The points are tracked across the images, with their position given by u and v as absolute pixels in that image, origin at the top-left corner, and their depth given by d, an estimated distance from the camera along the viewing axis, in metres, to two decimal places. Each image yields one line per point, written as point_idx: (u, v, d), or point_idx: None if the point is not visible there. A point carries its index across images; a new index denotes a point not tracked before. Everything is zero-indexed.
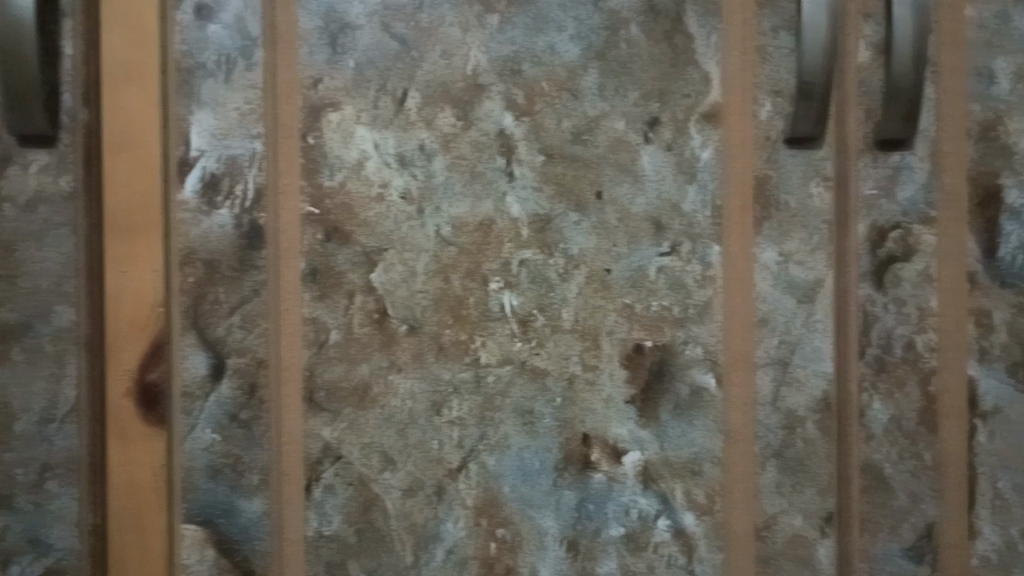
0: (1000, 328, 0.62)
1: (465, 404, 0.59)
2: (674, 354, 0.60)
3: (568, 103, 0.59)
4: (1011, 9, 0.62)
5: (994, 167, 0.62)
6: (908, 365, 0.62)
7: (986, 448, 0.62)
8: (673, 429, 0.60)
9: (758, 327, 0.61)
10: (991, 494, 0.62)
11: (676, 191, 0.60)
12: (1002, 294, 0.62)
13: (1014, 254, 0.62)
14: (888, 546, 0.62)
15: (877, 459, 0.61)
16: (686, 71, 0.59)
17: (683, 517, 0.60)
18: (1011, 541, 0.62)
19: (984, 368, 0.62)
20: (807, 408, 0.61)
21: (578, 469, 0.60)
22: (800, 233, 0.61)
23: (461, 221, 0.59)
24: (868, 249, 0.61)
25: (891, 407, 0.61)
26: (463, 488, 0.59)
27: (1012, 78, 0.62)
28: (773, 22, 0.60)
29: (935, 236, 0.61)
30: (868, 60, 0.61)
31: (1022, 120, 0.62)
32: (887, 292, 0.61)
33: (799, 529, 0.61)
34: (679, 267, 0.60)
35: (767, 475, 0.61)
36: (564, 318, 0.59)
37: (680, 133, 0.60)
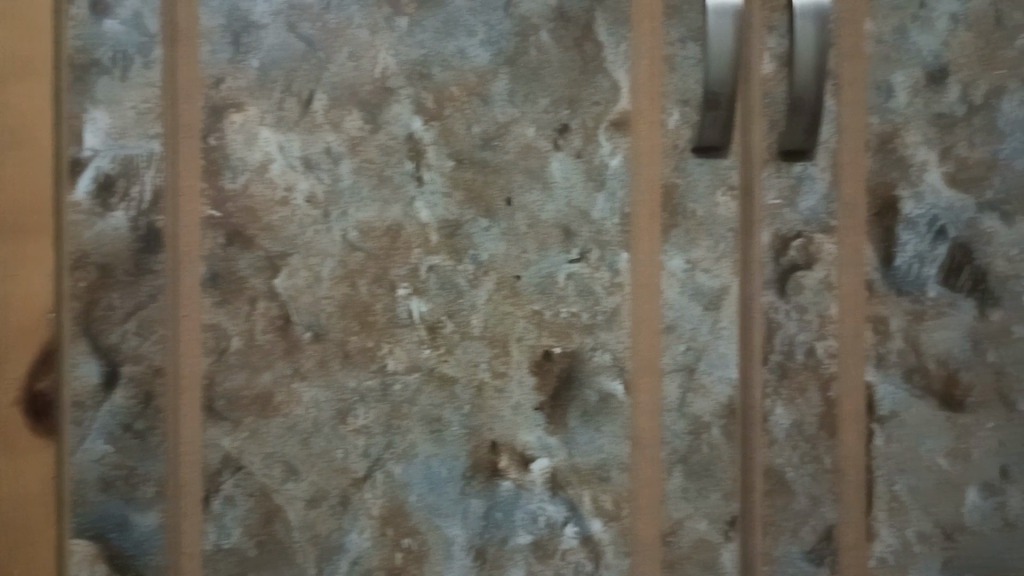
0: (896, 334, 0.64)
1: (371, 412, 0.58)
2: (583, 360, 0.60)
3: (477, 108, 0.59)
4: (908, 24, 0.64)
5: (891, 178, 0.64)
6: (809, 370, 0.64)
7: (883, 451, 0.64)
8: (581, 436, 0.60)
9: (665, 334, 0.61)
10: (888, 496, 0.64)
11: (585, 198, 0.60)
12: (898, 301, 0.64)
13: (909, 263, 0.64)
14: (789, 548, 0.63)
15: (779, 463, 0.63)
16: (596, 79, 0.60)
17: (590, 524, 0.61)
18: (907, 543, 0.64)
19: (880, 374, 0.64)
20: (713, 413, 0.62)
21: (486, 477, 0.59)
22: (705, 241, 0.62)
23: (368, 226, 0.58)
24: (771, 258, 0.63)
25: (793, 412, 0.63)
26: (369, 498, 0.58)
27: (909, 92, 0.64)
28: (680, 33, 0.60)
29: (835, 244, 0.64)
30: (772, 71, 0.62)
31: (918, 133, 0.64)
32: (789, 299, 0.63)
33: (703, 533, 0.62)
34: (588, 273, 0.60)
35: (673, 480, 0.62)
36: (472, 324, 0.59)
37: (590, 141, 0.60)
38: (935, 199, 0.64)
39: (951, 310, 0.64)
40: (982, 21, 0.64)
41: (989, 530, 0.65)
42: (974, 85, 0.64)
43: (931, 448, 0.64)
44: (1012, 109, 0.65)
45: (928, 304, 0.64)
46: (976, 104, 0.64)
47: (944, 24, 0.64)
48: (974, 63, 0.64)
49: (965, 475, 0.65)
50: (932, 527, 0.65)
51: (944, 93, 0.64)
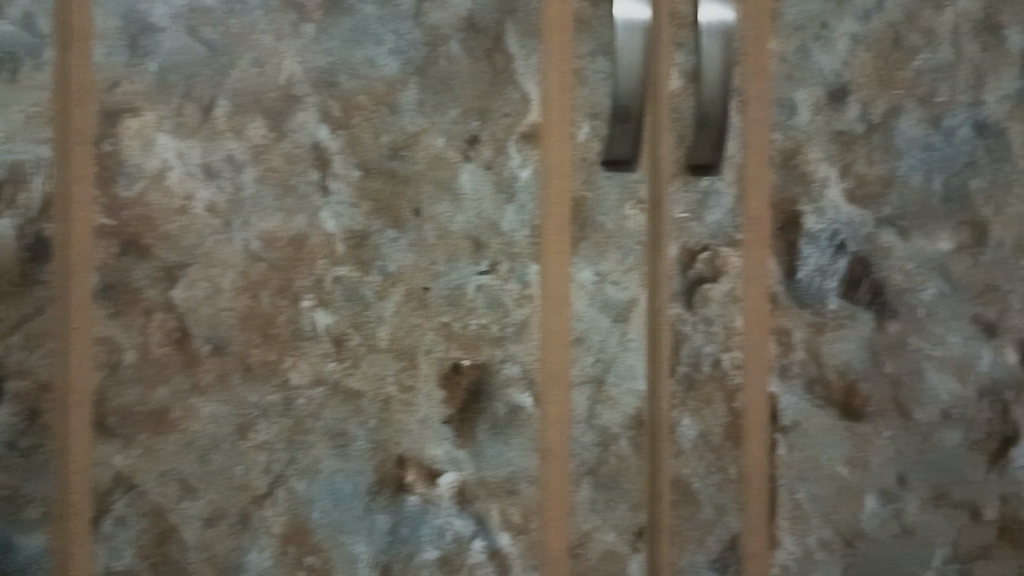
0: (798, 347, 0.66)
1: (273, 427, 0.56)
2: (492, 373, 0.60)
3: (386, 118, 0.58)
4: (811, 44, 0.66)
5: (794, 194, 0.66)
6: (715, 382, 0.65)
7: (785, 460, 0.66)
8: (490, 449, 0.60)
9: (574, 346, 0.62)
10: (790, 504, 0.66)
11: (495, 210, 0.60)
12: (800, 314, 0.66)
13: (811, 276, 0.66)
14: (695, 558, 0.65)
15: (686, 474, 0.64)
16: (506, 91, 0.60)
17: (498, 537, 0.60)
18: (808, 550, 0.66)
19: (784, 385, 0.66)
20: (621, 425, 0.62)
21: (392, 492, 0.58)
22: (614, 254, 0.62)
23: (271, 236, 0.56)
24: (679, 271, 0.64)
25: (699, 423, 0.65)
26: (270, 516, 0.57)
27: (811, 110, 0.66)
28: (591, 46, 0.61)
29: (740, 258, 0.65)
30: (681, 87, 0.64)
31: (820, 150, 0.66)
32: (697, 311, 0.64)
33: (610, 544, 0.63)
34: (497, 286, 0.60)
35: (581, 492, 0.62)
36: (379, 336, 0.58)
37: (500, 152, 0.60)
38: (836, 214, 0.66)
39: (850, 322, 0.66)
40: (882, 42, 0.67)
41: (886, 537, 0.67)
42: (873, 104, 0.67)
43: (832, 458, 0.66)
44: (910, 128, 0.67)
45: (828, 316, 0.66)
46: (875, 122, 0.67)
47: (844, 44, 0.66)
48: (873, 82, 0.67)
49: (864, 483, 0.67)
50: (832, 534, 0.67)
51: (844, 111, 0.66)
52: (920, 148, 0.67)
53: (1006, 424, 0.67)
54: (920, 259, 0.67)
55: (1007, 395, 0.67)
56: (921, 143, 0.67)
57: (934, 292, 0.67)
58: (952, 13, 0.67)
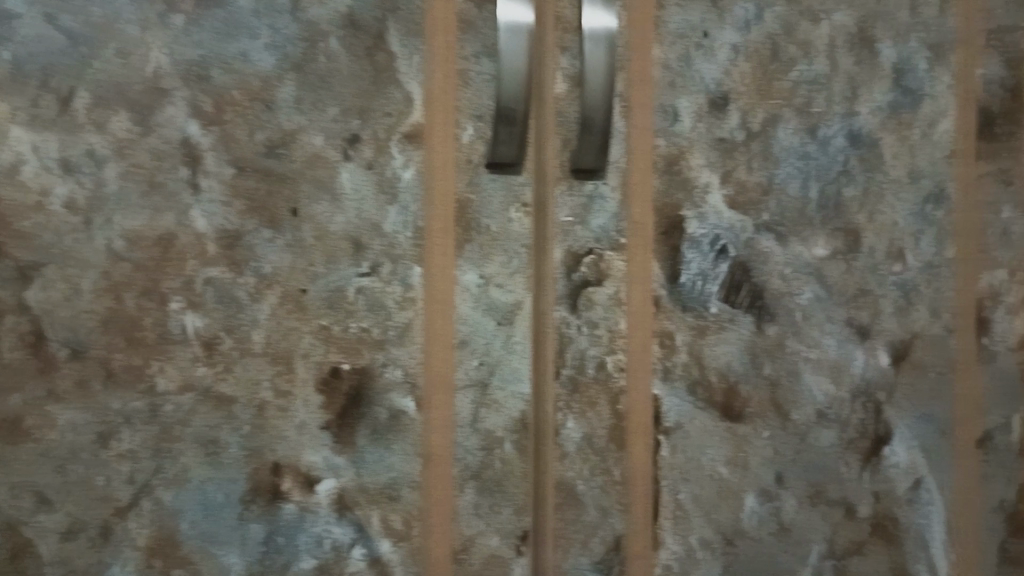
0: (680, 349, 0.67)
1: (137, 435, 0.54)
2: (372, 377, 0.59)
3: (261, 114, 0.56)
4: (692, 52, 0.67)
5: (677, 199, 0.67)
6: (599, 385, 0.65)
7: (668, 461, 0.67)
8: (370, 455, 0.59)
9: (458, 349, 0.61)
10: (673, 505, 0.67)
11: (377, 210, 0.59)
12: (683, 317, 0.67)
13: (693, 280, 0.67)
14: (579, 560, 0.65)
15: (569, 476, 0.64)
16: (388, 90, 0.59)
17: (378, 545, 0.59)
18: (690, 549, 0.67)
19: (667, 387, 0.67)
20: (505, 429, 0.62)
21: (267, 501, 0.57)
22: (498, 257, 0.62)
23: (136, 235, 0.54)
24: (564, 274, 0.64)
25: (583, 425, 0.65)
26: (134, 528, 0.54)
27: (693, 117, 0.68)
28: (475, 48, 0.60)
29: (624, 261, 0.66)
30: (565, 91, 0.64)
31: (701, 157, 0.68)
32: (581, 314, 0.64)
33: (494, 549, 0.62)
34: (378, 288, 0.59)
35: (465, 496, 0.61)
36: (253, 340, 0.56)
37: (381, 152, 0.59)
38: (717, 219, 0.68)
39: (731, 325, 0.68)
40: (760, 53, 0.69)
41: (764, 535, 0.69)
42: (752, 113, 0.69)
43: (712, 458, 0.68)
44: (787, 136, 0.69)
45: (710, 319, 0.67)
46: (754, 130, 0.69)
47: (725, 53, 0.68)
48: (752, 92, 0.69)
49: (743, 483, 0.69)
50: (713, 533, 0.68)
51: (725, 119, 0.68)
52: (797, 156, 0.70)
53: (879, 424, 0.71)
54: (797, 264, 0.69)
55: (880, 396, 0.71)
56: (799, 152, 0.70)
57: (811, 296, 0.70)
58: (828, 26, 0.70)
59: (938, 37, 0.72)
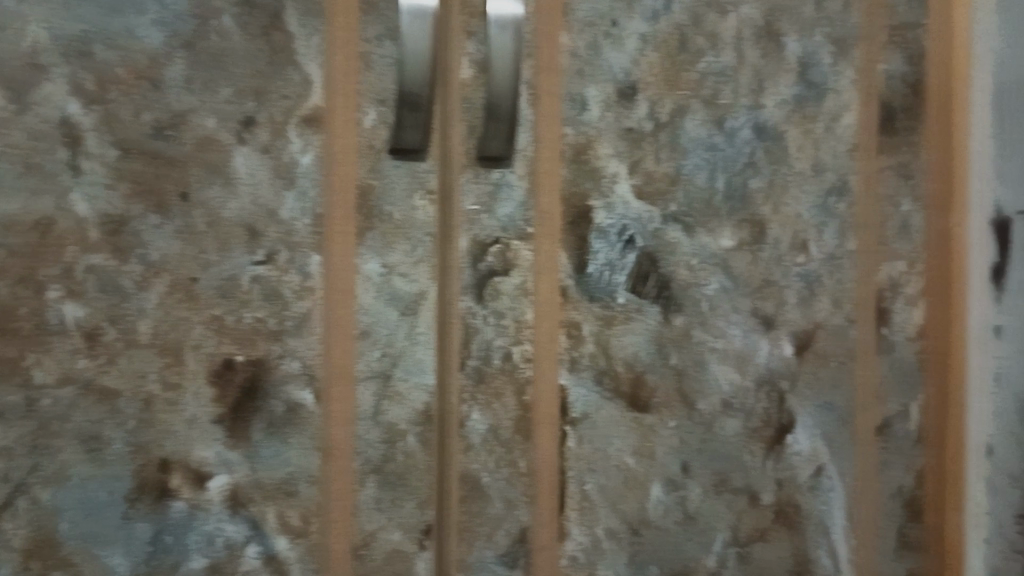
0: (587, 339, 0.67)
1: (12, 432, 0.52)
2: (268, 368, 0.57)
3: (148, 94, 0.54)
4: (601, 41, 0.67)
5: (585, 188, 0.66)
6: (505, 375, 0.64)
7: (574, 452, 0.67)
8: (265, 450, 0.57)
9: (359, 340, 0.60)
10: (579, 496, 0.67)
11: (273, 196, 0.57)
12: (590, 307, 0.66)
13: (601, 270, 0.67)
14: (483, 553, 0.64)
15: (474, 469, 0.64)
16: (285, 71, 0.57)
17: (274, 542, 0.58)
18: (596, 540, 0.67)
19: (574, 378, 0.66)
20: (408, 421, 0.61)
21: (155, 498, 0.55)
22: (402, 245, 0.61)
23: (11, 219, 0.51)
24: (469, 264, 0.62)
25: (489, 417, 0.64)
26: (9, 528, 0.52)
27: (601, 106, 0.67)
28: (377, 30, 0.59)
29: (532, 251, 0.65)
30: (471, 77, 0.62)
31: (609, 146, 0.67)
32: (486, 304, 0.63)
33: (396, 544, 0.61)
34: (275, 277, 0.57)
35: (365, 491, 0.60)
36: (140, 331, 0.54)
37: (277, 136, 0.57)
38: (625, 209, 0.68)
39: (638, 315, 0.68)
40: (668, 44, 0.69)
41: (670, 524, 0.69)
42: (660, 104, 0.69)
43: (619, 448, 0.68)
44: (694, 128, 0.70)
45: (618, 310, 0.67)
46: (662, 121, 0.69)
47: (633, 43, 0.68)
48: (660, 83, 0.69)
49: (649, 472, 0.69)
50: (619, 523, 0.68)
51: (633, 109, 0.68)
52: (705, 147, 0.70)
53: (783, 412, 0.72)
54: (703, 255, 0.70)
55: (783, 385, 0.72)
56: (706, 143, 0.70)
57: (716, 286, 0.70)
58: (735, 18, 0.70)
59: (841, 32, 0.73)
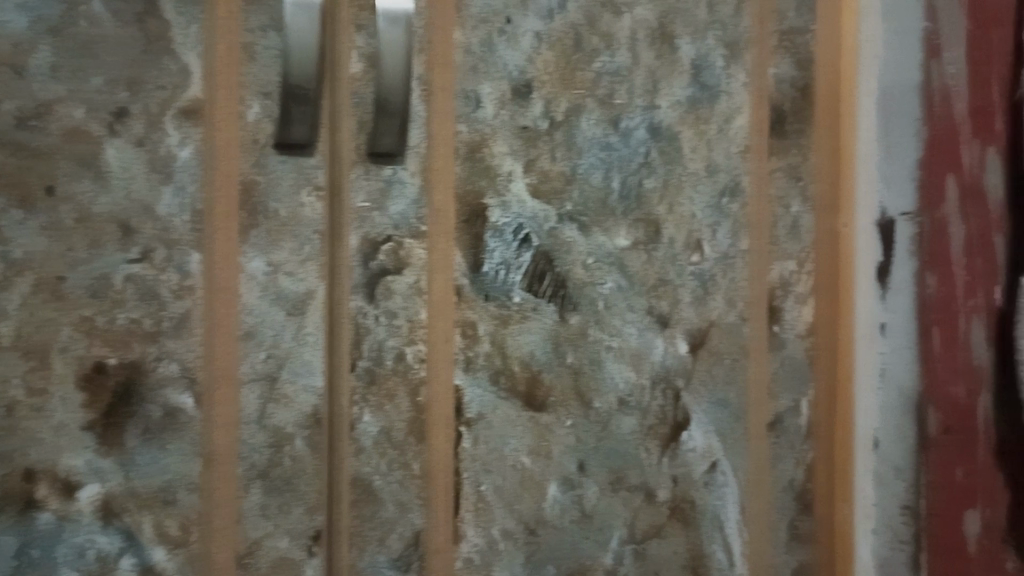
0: (483, 338, 0.66)
1: None
2: (143, 372, 0.56)
3: (11, 82, 0.54)
4: (495, 38, 0.67)
5: (479, 186, 0.66)
6: (397, 376, 0.63)
7: (470, 453, 0.66)
8: (141, 457, 0.56)
9: (243, 341, 0.59)
10: (474, 497, 0.66)
11: (148, 191, 0.56)
12: (485, 306, 0.66)
13: (496, 269, 0.66)
14: (375, 557, 0.63)
15: (365, 472, 0.62)
16: (161, 61, 0.56)
17: (151, 552, 0.57)
18: (492, 541, 0.67)
19: (469, 378, 0.65)
20: (296, 424, 0.60)
21: (19, 510, 0.54)
22: (289, 243, 0.59)
23: None
24: (360, 262, 0.61)
25: (380, 419, 0.63)
26: None
27: (495, 104, 0.67)
28: (260, 20, 0.58)
29: (425, 249, 0.64)
30: (360, 71, 0.61)
31: (504, 144, 0.67)
32: (378, 304, 0.62)
33: (283, 551, 0.60)
34: (151, 275, 0.56)
35: (250, 498, 0.59)
36: (2, 332, 0.54)
37: (152, 128, 0.56)
38: (520, 208, 0.67)
39: (534, 314, 0.68)
40: (563, 42, 0.69)
41: (566, 523, 0.69)
42: (556, 102, 0.69)
43: (515, 448, 0.67)
44: (589, 127, 0.70)
45: (513, 309, 0.67)
46: (557, 120, 0.69)
47: (528, 41, 0.68)
48: (555, 81, 0.69)
49: (545, 472, 0.69)
50: (515, 524, 0.67)
51: (528, 107, 0.68)
52: (600, 147, 0.70)
53: (678, 410, 0.73)
54: (599, 254, 0.70)
55: (678, 382, 0.73)
56: (601, 143, 0.70)
57: (612, 285, 0.71)
58: (629, 19, 0.71)
59: (732, 36, 0.74)
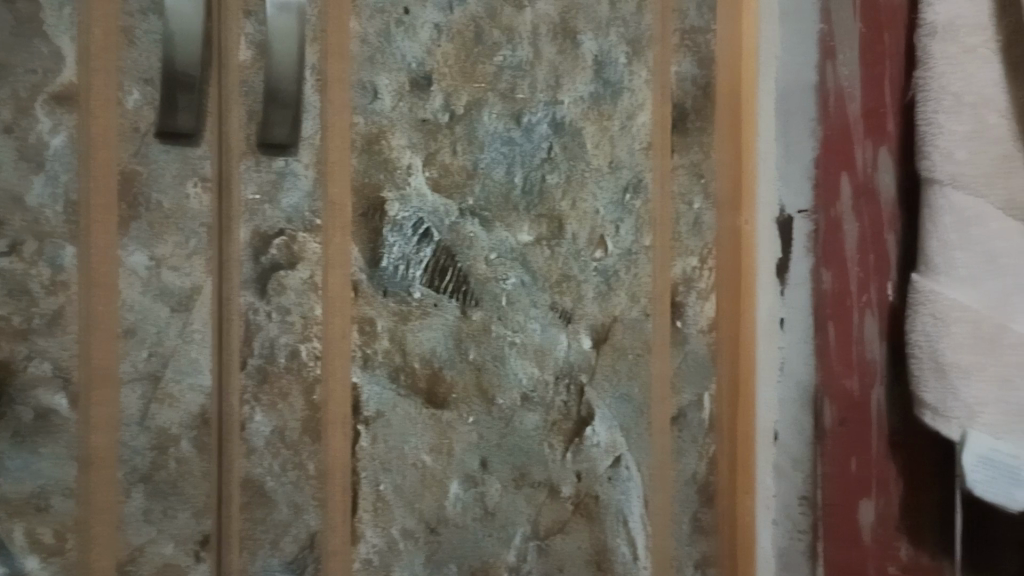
0: (381, 335, 0.64)
1: None
2: (13, 372, 0.53)
3: None
4: (393, 29, 0.65)
5: (377, 179, 0.64)
6: (291, 375, 0.61)
7: (368, 452, 0.64)
8: (11, 461, 0.53)
9: (123, 339, 0.56)
10: (373, 497, 0.64)
11: (17, 180, 0.53)
12: (384, 303, 0.64)
13: (395, 265, 0.65)
14: (268, 561, 0.61)
15: (256, 473, 0.60)
16: (32, 44, 0.54)
17: (22, 562, 0.53)
18: (392, 541, 0.65)
19: (367, 375, 0.64)
20: (181, 425, 0.58)
21: None
22: (173, 237, 0.57)
23: None
24: (250, 256, 0.60)
25: (273, 419, 0.61)
26: None
27: (393, 96, 0.65)
28: (140, 3, 0.56)
29: (320, 244, 0.62)
30: (249, 58, 0.59)
31: (404, 137, 0.66)
32: (270, 300, 0.60)
33: (168, 557, 0.58)
34: (21, 270, 0.53)
35: (132, 501, 0.56)
36: None
37: (22, 114, 0.53)
38: (420, 202, 0.66)
39: (434, 310, 0.67)
40: (462, 35, 0.68)
41: (468, 520, 0.68)
42: (456, 95, 0.68)
43: (415, 446, 0.66)
44: (491, 121, 0.69)
45: (413, 305, 0.66)
46: (458, 113, 0.68)
47: (426, 33, 0.67)
48: (455, 74, 0.68)
49: (446, 470, 0.67)
50: (416, 523, 0.66)
51: (428, 99, 0.67)
52: (502, 141, 0.70)
53: (581, 405, 0.73)
54: (501, 249, 0.70)
55: (582, 377, 0.73)
56: (503, 138, 0.70)
57: (515, 281, 0.70)
58: (531, 13, 0.71)
59: (635, 33, 0.75)
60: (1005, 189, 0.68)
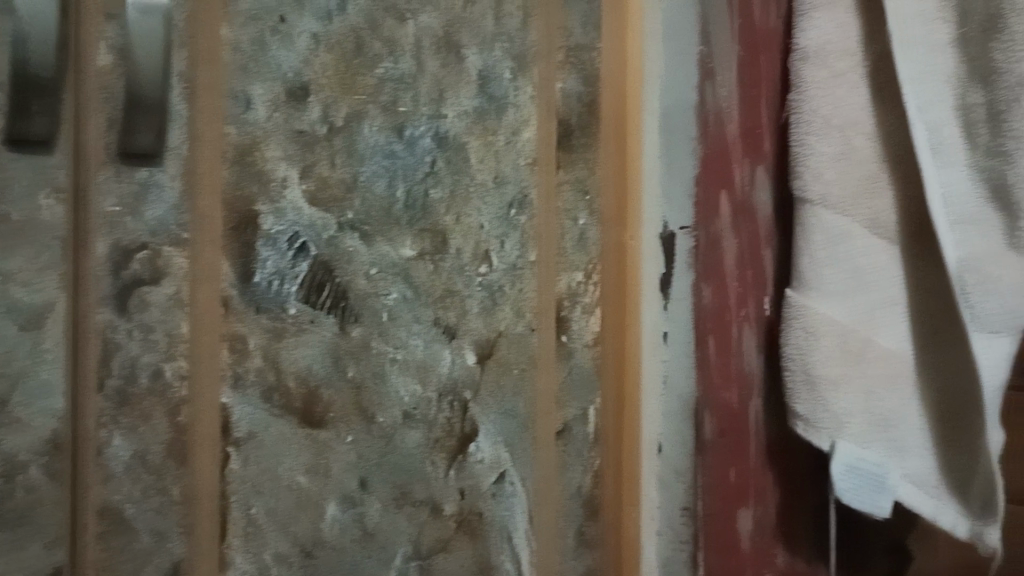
0: (253, 353, 0.62)
1: None
2: None
3: None
4: (268, 37, 0.63)
5: (249, 191, 0.62)
6: (153, 397, 0.58)
7: (239, 474, 0.62)
8: None
9: None
10: (243, 521, 0.62)
11: None
12: (256, 319, 0.63)
13: (269, 280, 0.63)
14: None
15: (116, 500, 0.57)
16: None
17: None
18: (263, 567, 0.63)
19: (237, 395, 0.62)
20: (31, 451, 0.53)
21: None
22: (23, 250, 0.53)
23: None
24: (109, 271, 0.57)
25: (133, 442, 0.57)
26: None
27: (268, 106, 0.63)
28: None
29: (186, 258, 0.59)
30: (109, 64, 0.56)
31: (278, 148, 0.64)
32: (131, 317, 0.57)
33: None
34: None
35: None
36: None
37: None
38: (297, 216, 0.64)
39: (311, 327, 0.65)
40: (342, 45, 0.66)
41: (347, 543, 0.66)
42: (335, 106, 0.66)
43: (289, 467, 0.64)
44: (371, 134, 0.68)
45: (289, 321, 0.64)
46: (336, 125, 0.66)
47: (304, 42, 0.65)
48: (334, 85, 0.66)
49: (323, 491, 0.65)
50: (290, 547, 0.64)
51: (305, 110, 0.65)
52: (383, 155, 0.68)
53: (465, 421, 0.73)
54: (383, 264, 0.68)
55: (466, 394, 0.73)
56: (384, 151, 0.69)
57: (396, 296, 0.69)
58: (414, 26, 0.70)
59: (519, 48, 0.75)
60: (869, 209, 0.72)
